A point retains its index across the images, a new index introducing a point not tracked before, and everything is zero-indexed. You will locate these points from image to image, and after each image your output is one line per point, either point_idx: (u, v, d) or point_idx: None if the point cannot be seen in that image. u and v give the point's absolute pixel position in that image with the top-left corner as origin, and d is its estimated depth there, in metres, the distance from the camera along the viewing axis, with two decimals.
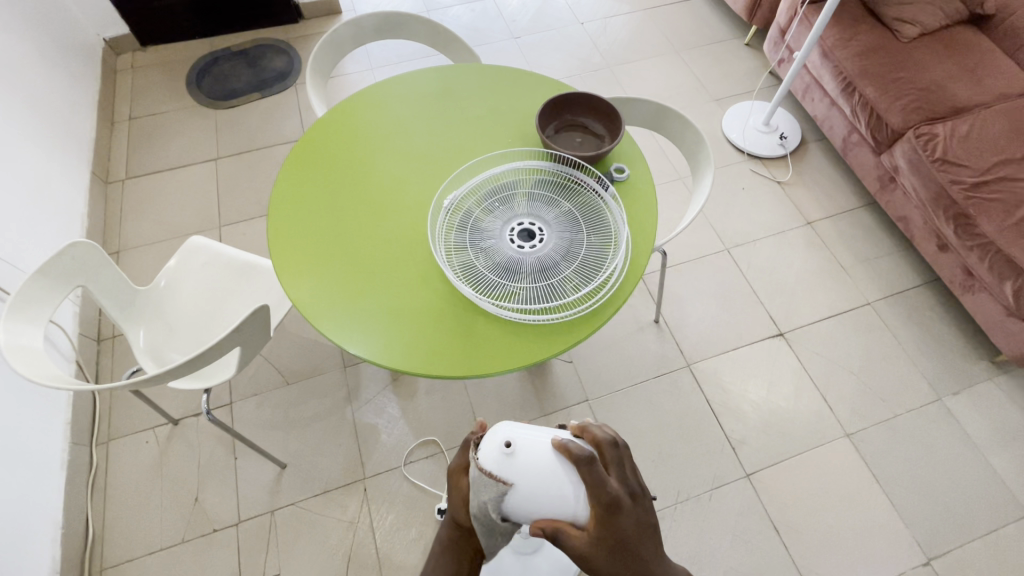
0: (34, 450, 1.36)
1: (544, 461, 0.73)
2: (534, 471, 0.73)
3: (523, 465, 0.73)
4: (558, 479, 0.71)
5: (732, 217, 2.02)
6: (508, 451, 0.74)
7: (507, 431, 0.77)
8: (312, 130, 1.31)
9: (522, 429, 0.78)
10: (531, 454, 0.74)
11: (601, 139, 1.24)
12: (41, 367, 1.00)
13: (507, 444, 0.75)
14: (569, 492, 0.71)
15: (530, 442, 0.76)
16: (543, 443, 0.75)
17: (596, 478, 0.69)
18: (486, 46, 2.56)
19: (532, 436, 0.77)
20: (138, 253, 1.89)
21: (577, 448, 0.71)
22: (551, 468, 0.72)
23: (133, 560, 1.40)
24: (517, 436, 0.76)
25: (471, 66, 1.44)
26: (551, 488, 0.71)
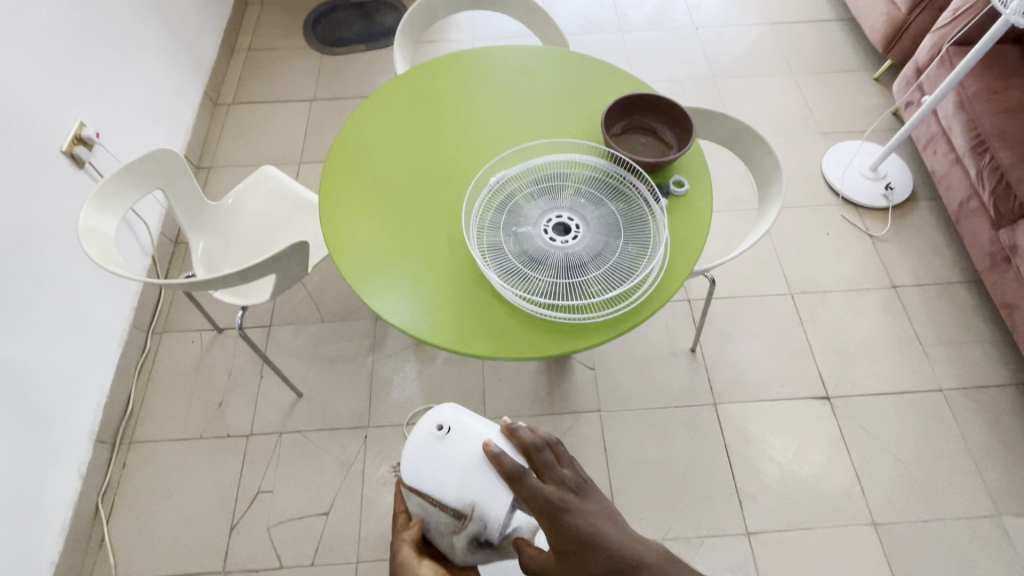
0: (99, 323, 1.54)
1: (471, 448, 0.88)
2: (460, 454, 0.88)
3: (453, 445, 0.89)
4: (485, 480, 0.85)
5: (807, 261, 1.86)
6: (440, 432, 0.90)
7: (443, 414, 0.92)
8: (388, 86, 1.34)
9: (459, 415, 0.92)
10: (462, 438, 0.89)
11: (667, 149, 1.18)
12: (108, 253, 1.12)
13: (441, 427, 0.91)
14: (494, 493, 0.83)
15: (464, 431, 0.90)
16: (476, 438, 0.89)
17: (523, 487, 0.74)
18: (591, 36, 2.50)
19: (465, 425, 0.91)
20: (225, 173, 2.06)
21: (506, 461, 0.79)
22: (478, 460, 0.86)
23: (157, 441, 1.56)
24: (449, 419, 0.92)
25: (556, 50, 1.41)
26: (476, 481, 0.85)
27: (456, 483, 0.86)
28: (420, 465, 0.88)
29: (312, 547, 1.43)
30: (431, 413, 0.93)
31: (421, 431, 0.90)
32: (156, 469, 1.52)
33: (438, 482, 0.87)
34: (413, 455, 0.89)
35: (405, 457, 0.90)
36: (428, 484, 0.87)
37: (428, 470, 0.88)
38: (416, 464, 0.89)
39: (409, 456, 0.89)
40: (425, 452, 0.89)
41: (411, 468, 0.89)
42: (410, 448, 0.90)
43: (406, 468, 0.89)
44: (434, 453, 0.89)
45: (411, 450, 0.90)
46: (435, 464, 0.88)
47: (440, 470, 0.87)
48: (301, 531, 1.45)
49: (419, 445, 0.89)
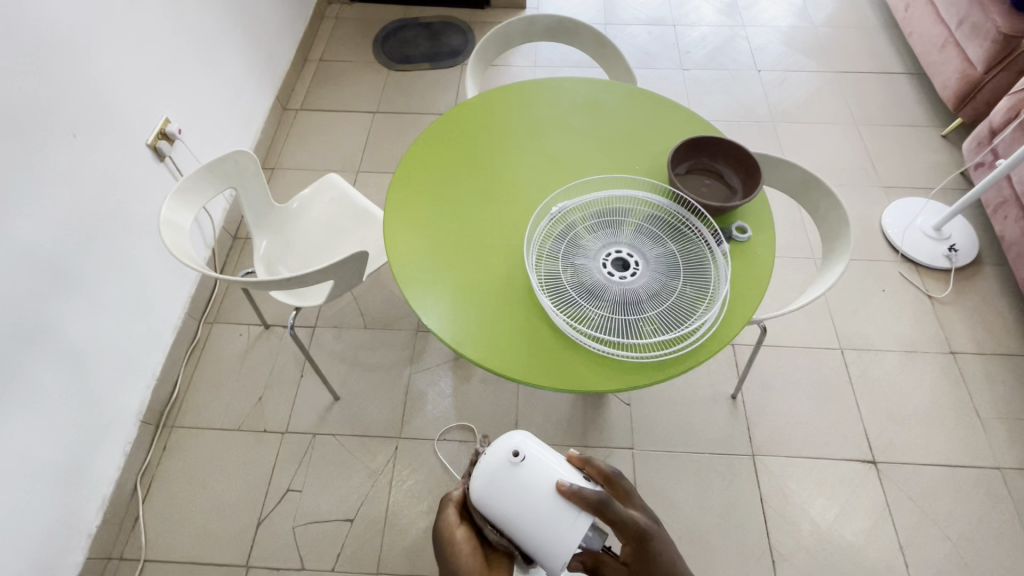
0: (159, 308, 1.61)
1: (549, 480, 0.81)
2: (536, 487, 0.80)
3: (529, 477, 0.81)
4: (562, 515, 0.79)
5: (859, 316, 1.80)
6: (515, 460, 0.82)
7: (516, 439, 0.84)
8: (459, 108, 1.38)
9: (535, 443, 0.84)
10: (538, 470, 0.82)
11: (731, 194, 1.18)
12: (182, 246, 1.18)
13: (514, 453, 0.82)
14: (568, 530, 0.78)
15: (538, 460, 0.83)
16: (550, 472, 0.82)
17: (612, 515, 0.78)
18: (652, 71, 2.52)
19: (542, 455, 0.84)
20: (287, 175, 2.15)
21: (590, 494, 0.79)
22: (553, 495, 0.80)
23: (198, 427, 1.61)
24: (524, 446, 0.83)
25: (625, 86, 1.43)
26: (551, 517, 0.79)
27: (527, 513, 0.79)
28: (492, 491, 0.82)
29: (334, 552, 1.44)
30: (504, 436, 0.85)
31: (495, 458, 0.82)
32: (194, 455, 1.56)
33: (510, 511, 0.81)
34: (485, 479, 0.82)
35: (477, 476, 0.84)
36: (498, 512, 0.81)
37: (500, 496, 0.81)
38: (487, 489, 0.82)
39: (479, 480, 0.83)
40: (497, 480, 0.82)
41: (481, 490, 0.83)
42: (481, 473, 0.83)
43: (476, 492, 0.83)
44: (508, 481, 0.81)
45: (482, 473, 0.83)
46: (508, 493, 0.81)
47: (512, 501, 0.81)
48: (325, 535, 1.46)
49: (493, 471, 0.82)
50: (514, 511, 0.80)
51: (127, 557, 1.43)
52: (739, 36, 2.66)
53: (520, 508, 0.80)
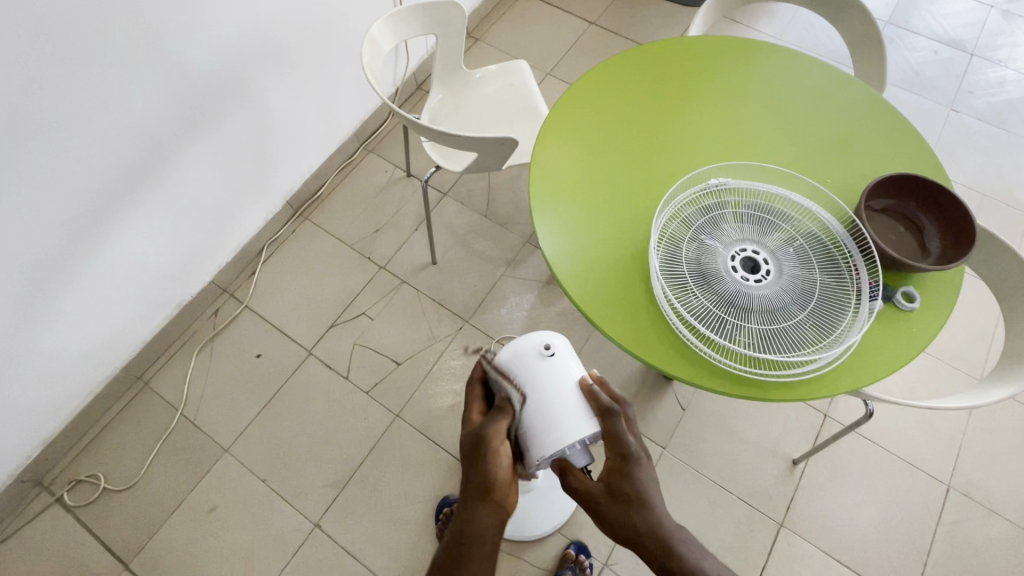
0: (337, 117, 1.80)
1: (569, 381, 0.83)
2: (554, 382, 0.83)
3: (552, 372, 0.84)
4: (571, 412, 0.81)
5: (994, 467, 1.50)
6: (544, 352, 0.85)
7: (553, 338, 0.87)
8: (672, 41, 1.29)
9: (569, 347, 0.87)
10: (563, 369, 0.84)
11: (915, 255, 1.01)
12: (374, 66, 1.28)
13: (547, 346, 0.85)
14: (571, 426, 0.80)
15: (566, 361, 0.85)
16: (574, 374, 0.84)
17: (613, 429, 0.79)
18: (912, 95, 2.11)
19: (571, 360, 0.86)
20: (486, 50, 2.19)
21: (604, 399, 0.81)
22: (572, 393, 0.82)
23: (323, 229, 1.83)
24: (558, 345, 0.86)
25: (867, 90, 1.22)
26: (562, 411, 0.81)
27: (540, 400, 0.82)
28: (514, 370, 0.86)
29: (374, 380, 1.62)
30: (543, 331, 0.87)
31: (527, 343, 0.86)
32: (311, 248, 1.81)
33: (521, 393, 0.84)
34: (513, 357, 0.86)
35: (506, 353, 0.87)
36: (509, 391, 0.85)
37: (521, 378, 0.85)
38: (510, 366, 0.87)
39: (506, 357, 0.87)
40: (523, 363, 0.85)
41: (507, 366, 0.86)
42: (510, 352, 0.87)
43: (497, 365, 0.87)
44: (531, 367, 0.85)
45: (512, 353, 0.86)
46: (526, 376, 0.84)
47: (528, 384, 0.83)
48: (374, 363, 1.65)
49: (523, 354, 0.85)
50: (525, 393, 0.83)
51: (235, 297, 1.73)
52: None
53: (532, 392, 0.83)
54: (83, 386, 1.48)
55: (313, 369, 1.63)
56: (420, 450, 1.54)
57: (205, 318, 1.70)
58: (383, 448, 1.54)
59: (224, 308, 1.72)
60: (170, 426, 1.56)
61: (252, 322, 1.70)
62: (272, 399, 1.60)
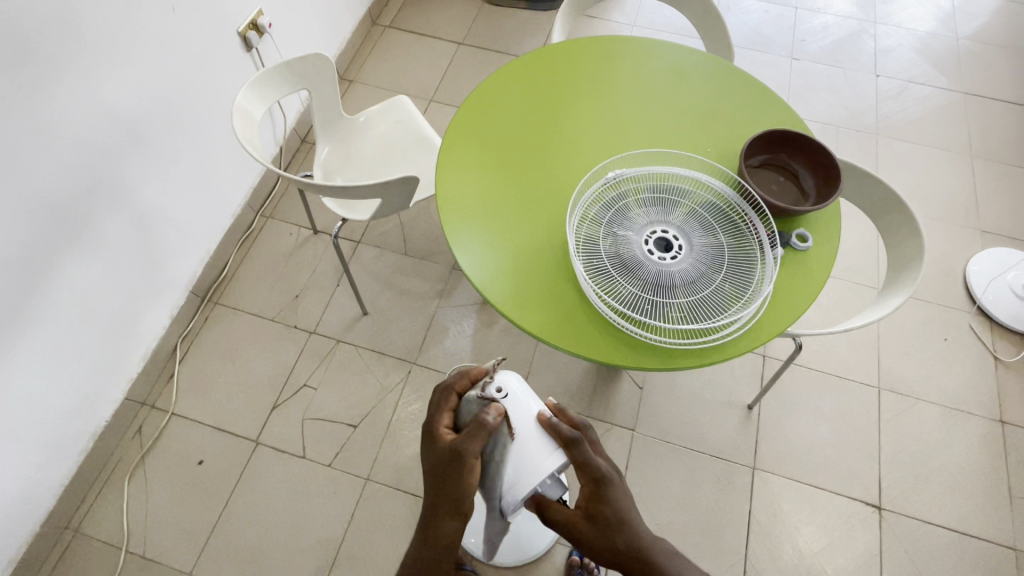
0: (223, 192, 1.70)
1: (526, 421, 0.83)
2: (512, 426, 0.83)
3: (508, 414, 0.84)
4: (531, 453, 0.81)
5: (910, 360, 1.69)
6: (496, 396, 0.85)
7: (503, 378, 0.86)
8: (540, 52, 1.34)
9: (520, 384, 0.87)
10: (517, 408, 0.84)
11: (798, 199, 1.12)
12: (249, 134, 1.23)
13: (498, 390, 0.85)
14: (532, 468, 0.80)
15: (519, 401, 0.85)
16: (529, 412, 0.84)
17: (580, 457, 0.80)
18: (758, 52, 2.33)
19: (523, 396, 0.86)
20: (363, 90, 2.17)
21: (564, 430, 0.82)
22: (529, 433, 0.83)
23: (237, 309, 1.72)
24: (509, 385, 0.86)
25: (720, 61, 1.34)
26: (526, 452, 0.81)
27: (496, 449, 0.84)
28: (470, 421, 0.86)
29: (333, 450, 1.54)
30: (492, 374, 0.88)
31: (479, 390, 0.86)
32: (229, 333, 1.69)
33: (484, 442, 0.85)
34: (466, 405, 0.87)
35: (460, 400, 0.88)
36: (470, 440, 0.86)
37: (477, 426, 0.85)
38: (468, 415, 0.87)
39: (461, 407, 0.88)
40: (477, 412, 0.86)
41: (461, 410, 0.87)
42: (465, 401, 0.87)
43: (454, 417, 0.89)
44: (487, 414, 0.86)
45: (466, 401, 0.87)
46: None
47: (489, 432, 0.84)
48: (329, 433, 1.57)
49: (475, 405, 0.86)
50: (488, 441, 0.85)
51: (157, 408, 1.58)
52: (867, 33, 2.40)
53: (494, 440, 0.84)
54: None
55: (265, 458, 1.53)
56: (400, 507, 1.48)
57: (129, 438, 1.54)
58: (361, 517, 1.47)
59: (148, 422, 1.56)
60: (117, 569, 1.40)
61: (184, 428, 1.56)
62: (228, 502, 1.47)
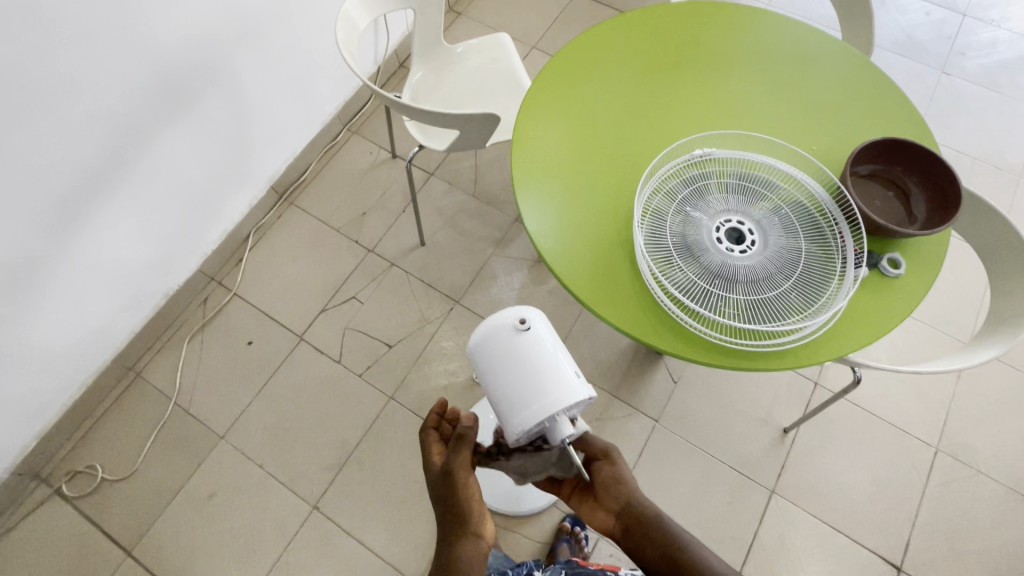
0: (317, 99, 1.77)
1: (551, 351, 0.83)
2: (538, 356, 0.82)
3: (532, 344, 0.83)
4: (543, 391, 0.79)
5: (981, 429, 1.52)
6: (520, 327, 0.84)
7: (529, 311, 0.85)
8: (656, 9, 1.25)
9: (544, 321, 0.85)
10: (540, 343, 0.83)
11: (901, 220, 1.00)
12: (348, 43, 1.25)
13: (521, 321, 0.84)
14: (541, 405, 0.79)
15: (540, 337, 0.83)
16: (548, 350, 0.82)
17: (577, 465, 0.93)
18: (903, 58, 2.07)
19: (546, 331, 0.85)
20: (469, 25, 2.14)
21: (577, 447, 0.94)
22: (544, 370, 0.81)
23: (309, 213, 1.81)
24: (533, 319, 0.85)
25: (853, 53, 1.20)
26: (541, 388, 0.80)
27: (507, 381, 0.82)
28: (489, 347, 0.85)
29: (366, 363, 1.62)
30: (517, 306, 0.86)
31: (502, 318, 0.84)
32: (297, 234, 1.79)
33: (504, 370, 0.83)
34: (487, 331, 0.85)
35: (482, 326, 0.87)
36: (487, 368, 0.84)
37: (493, 353, 0.84)
38: (486, 344, 0.85)
39: (479, 335, 0.86)
40: (497, 339, 0.84)
41: (480, 335, 0.86)
42: (486, 328, 0.86)
43: (471, 345, 0.87)
44: (508, 344, 0.84)
45: (487, 327, 0.85)
46: (506, 354, 0.83)
47: (506, 364, 0.82)
48: (366, 346, 1.64)
49: (496, 331, 0.84)
50: (509, 370, 0.82)
51: (223, 285, 1.72)
52: None
53: (511, 370, 0.82)
54: (72, 378, 1.47)
55: (304, 355, 1.63)
56: (414, 431, 1.55)
57: (194, 307, 1.69)
58: (378, 430, 1.55)
59: (213, 297, 1.70)
60: (164, 416, 1.56)
61: (241, 310, 1.69)
62: (265, 385, 1.60)
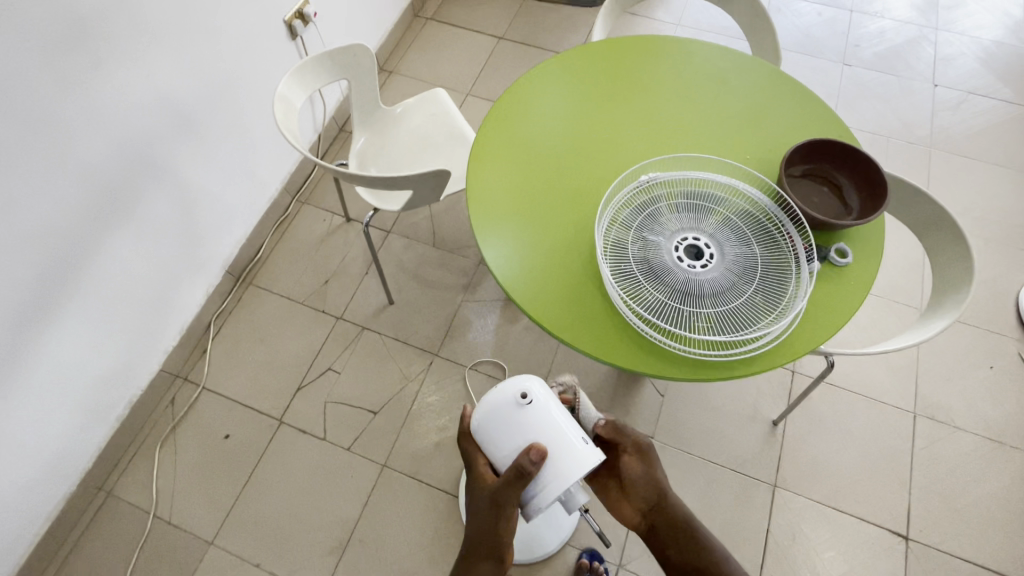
0: (262, 176, 1.76)
1: (556, 421, 0.86)
2: (545, 429, 0.85)
3: (536, 417, 0.86)
4: (555, 467, 0.83)
5: (950, 387, 1.61)
6: (522, 401, 0.86)
7: (529, 383, 0.88)
8: (581, 49, 1.32)
9: (545, 391, 0.88)
10: (544, 415, 0.86)
11: (839, 213, 1.07)
12: (288, 121, 1.26)
13: (523, 396, 0.87)
14: (556, 480, 0.83)
15: (542, 409, 0.86)
16: (553, 421, 0.85)
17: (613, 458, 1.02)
18: (807, 57, 2.25)
19: (550, 399, 0.88)
20: (402, 82, 2.19)
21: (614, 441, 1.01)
22: (552, 443, 0.84)
23: (269, 290, 1.77)
24: (534, 390, 0.88)
25: (765, 65, 1.29)
26: (551, 463, 0.83)
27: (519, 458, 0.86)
28: (495, 424, 0.88)
29: (353, 434, 1.58)
30: (517, 378, 0.89)
31: (505, 395, 0.87)
32: (260, 314, 1.74)
33: (515, 444, 0.87)
34: (491, 409, 0.88)
35: (486, 403, 0.90)
36: (497, 444, 0.88)
37: (500, 431, 0.87)
38: (493, 419, 0.88)
39: (484, 412, 0.89)
40: (501, 415, 0.87)
41: (485, 414, 0.89)
42: (489, 405, 0.89)
43: (475, 423, 0.90)
44: (514, 419, 0.87)
45: (491, 405, 0.88)
46: (513, 429, 0.87)
47: (516, 441, 0.86)
48: (350, 417, 1.60)
49: (500, 407, 0.87)
50: (520, 443, 0.86)
51: (190, 380, 1.65)
52: (927, 39, 2.28)
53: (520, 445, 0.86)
54: (36, 512, 1.36)
55: (287, 438, 1.57)
56: (414, 496, 1.50)
57: (162, 409, 1.60)
58: (376, 502, 1.49)
59: (181, 394, 1.63)
60: (144, 532, 1.46)
61: (213, 403, 1.62)
62: (250, 477, 1.52)
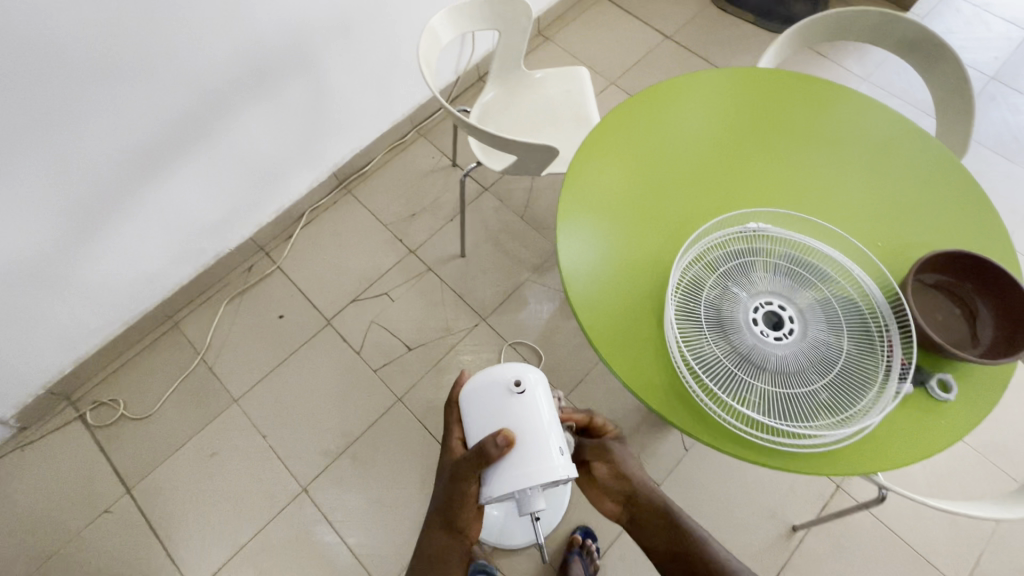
0: (394, 99, 1.83)
1: (539, 419, 0.85)
2: (526, 422, 0.84)
3: (522, 407, 0.85)
4: (520, 461, 0.82)
5: None
6: (514, 388, 0.86)
7: (528, 374, 0.88)
8: (741, 71, 1.22)
9: (540, 387, 0.87)
10: (529, 409, 0.85)
11: (961, 341, 0.92)
12: (429, 53, 1.28)
13: (516, 384, 0.87)
14: (517, 475, 0.81)
15: (530, 403, 0.86)
16: (536, 417, 0.84)
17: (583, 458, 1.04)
18: (1003, 160, 1.93)
19: (542, 397, 0.87)
20: (553, 51, 2.16)
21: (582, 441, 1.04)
22: (527, 438, 0.83)
23: (362, 203, 1.87)
24: (530, 382, 0.87)
25: (942, 151, 1.12)
26: (518, 457, 0.82)
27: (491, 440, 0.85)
28: (481, 401, 0.88)
29: (383, 360, 1.65)
30: (517, 365, 0.89)
31: (500, 376, 0.88)
32: (347, 221, 1.85)
33: (492, 427, 0.86)
34: (483, 385, 0.89)
35: (480, 379, 0.90)
36: (476, 420, 0.88)
37: (483, 409, 0.88)
38: (481, 395, 0.89)
39: (476, 385, 0.90)
40: (491, 394, 0.88)
41: (475, 388, 0.90)
42: (483, 381, 0.89)
43: (465, 392, 0.91)
44: (501, 403, 0.87)
45: (484, 381, 0.89)
46: (496, 411, 0.86)
47: (493, 424, 0.86)
48: (386, 344, 1.67)
49: (492, 386, 0.87)
50: (498, 427, 0.86)
51: (269, 257, 1.80)
52: None
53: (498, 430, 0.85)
54: (117, 316, 1.57)
55: (327, 339, 1.68)
56: (414, 437, 1.55)
57: (239, 272, 1.77)
58: (379, 428, 1.57)
59: (258, 266, 1.78)
60: (188, 368, 1.64)
61: (280, 283, 1.76)
62: (285, 360, 1.65)
